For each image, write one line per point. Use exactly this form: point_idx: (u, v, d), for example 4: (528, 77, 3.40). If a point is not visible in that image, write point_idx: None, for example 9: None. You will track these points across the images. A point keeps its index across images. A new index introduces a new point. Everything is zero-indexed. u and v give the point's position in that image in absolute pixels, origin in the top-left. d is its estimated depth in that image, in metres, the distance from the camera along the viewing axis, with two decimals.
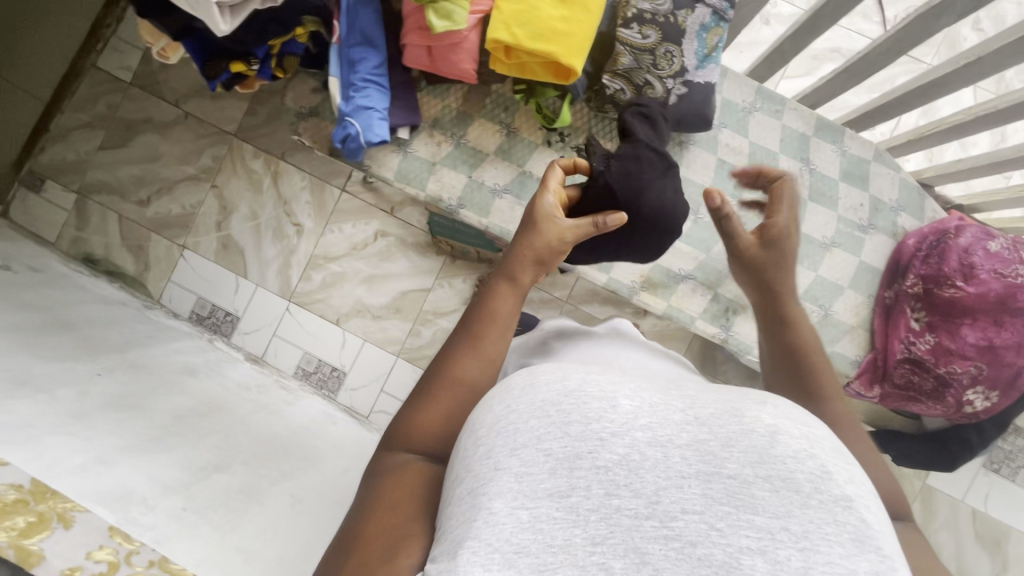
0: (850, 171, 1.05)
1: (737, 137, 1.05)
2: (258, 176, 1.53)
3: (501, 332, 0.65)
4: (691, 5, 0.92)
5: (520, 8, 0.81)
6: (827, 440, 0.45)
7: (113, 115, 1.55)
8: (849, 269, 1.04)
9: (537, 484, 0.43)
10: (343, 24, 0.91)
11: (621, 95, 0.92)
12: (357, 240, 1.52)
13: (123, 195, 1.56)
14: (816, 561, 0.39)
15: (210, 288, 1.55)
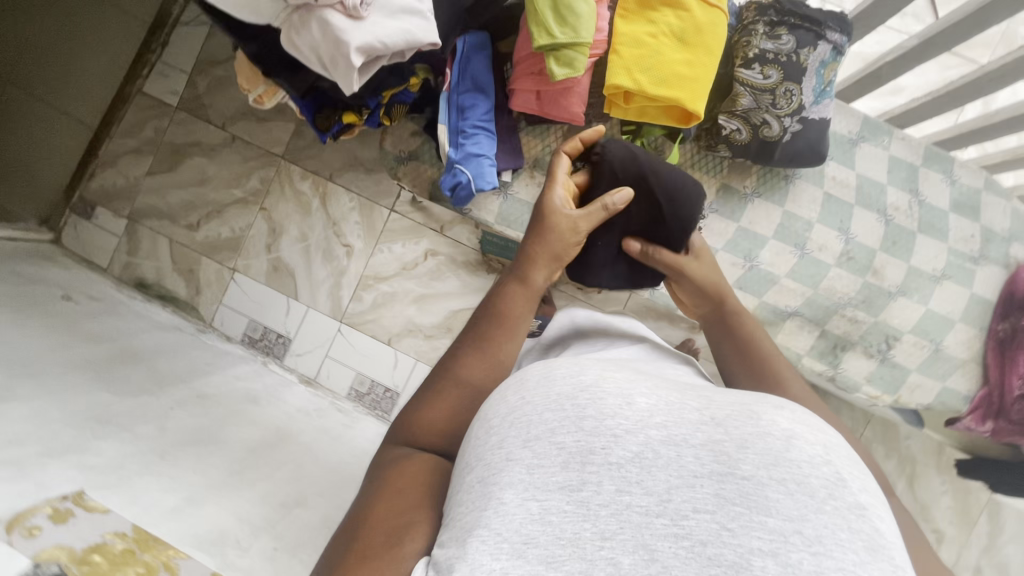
0: (961, 203, 0.99)
1: (843, 169, 0.98)
2: (306, 198, 1.53)
3: (511, 334, 0.66)
4: (813, 42, 0.85)
5: (642, 52, 0.79)
6: (841, 448, 0.44)
7: (160, 139, 1.56)
8: (961, 302, 0.99)
9: (548, 477, 0.43)
10: (456, 71, 0.88)
11: (736, 136, 0.89)
12: (406, 260, 1.52)
13: (172, 219, 1.57)
14: (829, 566, 0.38)
15: (262, 311, 1.55)
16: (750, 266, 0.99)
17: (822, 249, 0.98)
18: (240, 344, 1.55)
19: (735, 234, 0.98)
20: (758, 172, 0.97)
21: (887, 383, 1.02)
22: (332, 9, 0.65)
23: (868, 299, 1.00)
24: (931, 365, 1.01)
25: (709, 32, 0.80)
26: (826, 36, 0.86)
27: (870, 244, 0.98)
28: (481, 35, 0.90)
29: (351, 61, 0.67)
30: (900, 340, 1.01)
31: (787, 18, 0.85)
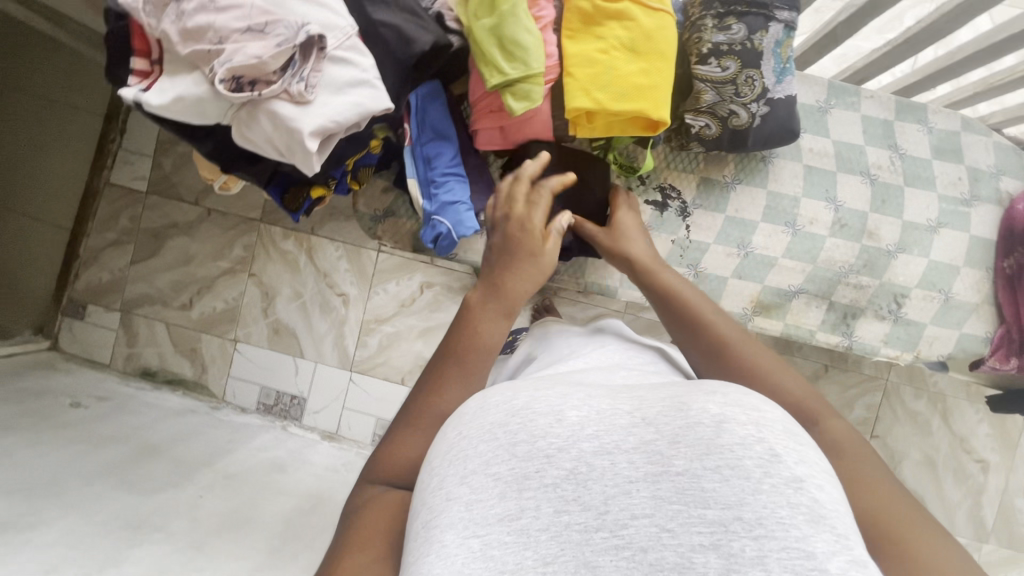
0: (942, 147, 0.98)
1: (819, 139, 0.97)
2: (293, 256, 1.52)
3: (485, 354, 0.61)
4: (765, 24, 0.82)
5: (596, 70, 0.76)
6: (778, 422, 0.40)
7: (137, 226, 1.55)
8: (962, 247, 0.98)
9: (488, 510, 0.39)
10: (415, 124, 0.87)
11: (706, 131, 0.87)
12: (404, 296, 1.51)
13: (165, 302, 1.56)
14: (772, 548, 0.34)
15: (270, 375, 1.54)
16: (745, 252, 0.97)
17: (815, 222, 0.96)
18: (256, 413, 1.54)
19: (725, 224, 0.97)
20: (736, 160, 0.96)
21: (907, 341, 1.00)
22: (279, 99, 0.65)
23: (871, 262, 0.97)
24: (946, 316, 0.99)
25: (660, 37, 0.77)
26: (776, 16, 0.82)
27: (860, 208, 0.96)
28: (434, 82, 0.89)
29: (307, 146, 0.66)
30: (911, 297, 0.98)
31: (736, 6, 0.81)
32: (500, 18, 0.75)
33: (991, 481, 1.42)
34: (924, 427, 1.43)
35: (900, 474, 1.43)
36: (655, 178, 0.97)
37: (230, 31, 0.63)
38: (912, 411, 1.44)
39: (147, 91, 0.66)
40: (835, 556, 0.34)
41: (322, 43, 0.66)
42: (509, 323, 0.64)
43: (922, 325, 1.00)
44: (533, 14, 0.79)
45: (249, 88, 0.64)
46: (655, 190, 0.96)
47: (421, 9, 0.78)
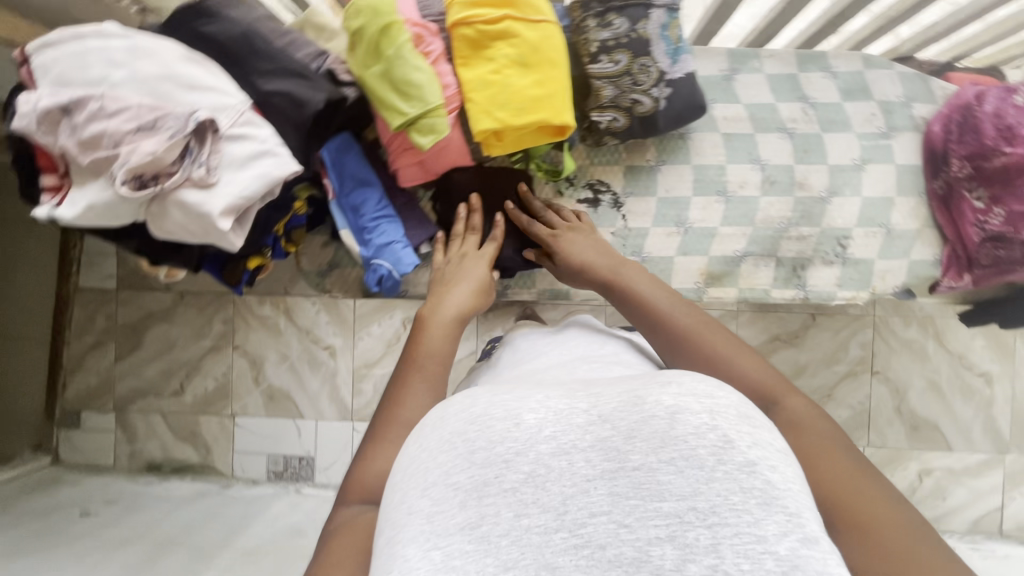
0: (850, 88, 0.99)
1: (731, 106, 0.98)
2: (272, 320, 1.53)
3: (443, 364, 0.65)
4: (645, 12, 0.82)
5: (492, 91, 0.78)
6: (731, 407, 0.42)
7: (114, 324, 1.55)
8: (890, 177, 0.97)
9: (449, 520, 0.39)
10: (334, 177, 0.88)
11: (615, 124, 0.87)
12: (388, 336, 1.52)
13: (157, 393, 1.56)
14: (726, 534, 0.36)
15: (275, 443, 1.54)
16: (685, 229, 0.97)
17: (746, 184, 0.96)
18: (268, 482, 1.53)
19: (659, 207, 0.97)
20: (655, 143, 0.96)
21: (860, 281, 0.99)
22: (184, 187, 0.68)
23: (808, 212, 0.97)
24: (890, 248, 0.98)
25: (547, 47, 0.78)
26: (655, 3, 0.82)
27: (784, 163, 0.96)
28: (344, 135, 0.89)
29: (220, 227, 0.69)
30: (852, 237, 0.98)
31: (613, 2, 0.81)
32: (387, 63, 0.77)
33: (998, 392, 1.42)
34: (921, 353, 1.44)
35: (908, 404, 1.44)
36: (583, 177, 0.97)
37: (122, 134, 0.65)
38: (905, 340, 1.44)
39: (59, 206, 0.67)
40: (785, 536, 0.36)
41: (214, 125, 0.69)
42: (456, 343, 0.70)
43: (871, 262, 0.99)
44: (421, 51, 0.79)
45: (153, 183, 0.67)
46: (586, 188, 0.96)
47: (311, 70, 0.78)
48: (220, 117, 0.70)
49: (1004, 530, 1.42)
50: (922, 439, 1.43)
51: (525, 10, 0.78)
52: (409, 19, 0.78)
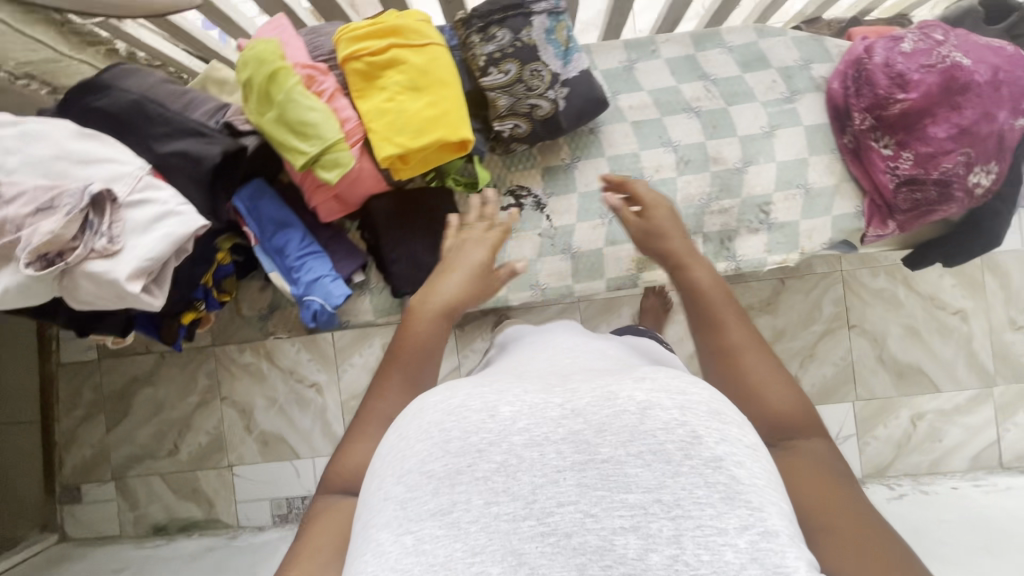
0: (747, 60, 1.00)
1: (635, 95, 0.99)
2: (255, 366, 1.55)
3: (428, 356, 0.62)
4: (526, 21, 0.84)
5: (390, 118, 0.80)
6: (701, 403, 0.40)
7: (101, 394, 1.57)
8: (800, 139, 0.97)
9: (421, 506, 0.39)
10: (253, 225, 0.90)
11: (518, 130, 0.88)
12: (371, 364, 1.53)
13: (153, 455, 1.57)
14: (688, 527, 0.36)
15: (276, 486, 1.54)
16: (609, 219, 0.98)
17: (661, 168, 0.97)
18: (274, 527, 1.53)
19: (580, 201, 0.98)
20: (567, 142, 0.98)
21: (787, 243, 0.98)
22: (89, 259, 0.70)
23: (726, 185, 0.97)
24: (810, 208, 0.97)
25: (436, 69, 0.81)
26: (534, 10, 0.85)
27: (695, 141, 0.97)
28: (257, 181, 0.91)
29: (131, 290, 0.71)
30: (772, 203, 0.97)
31: (492, 17, 0.84)
32: (279, 107, 0.78)
33: (975, 327, 1.43)
34: (892, 300, 1.44)
35: (889, 352, 1.44)
36: (502, 185, 0.98)
37: (23, 217, 0.67)
38: (876, 290, 1.45)
39: None
40: (745, 530, 0.36)
41: (111, 196, 0.72)
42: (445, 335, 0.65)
43: (795, 223, 0.98)
44: (314, 91, 0.82)
45: (58, 259, 0.69)
46: (507, 195, 0.97)
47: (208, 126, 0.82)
48: (118, 186, 0.73)
49: (1004, 462, 1.42)
50: (909, 384, 1.44)
51: (411, 36, 0.81)
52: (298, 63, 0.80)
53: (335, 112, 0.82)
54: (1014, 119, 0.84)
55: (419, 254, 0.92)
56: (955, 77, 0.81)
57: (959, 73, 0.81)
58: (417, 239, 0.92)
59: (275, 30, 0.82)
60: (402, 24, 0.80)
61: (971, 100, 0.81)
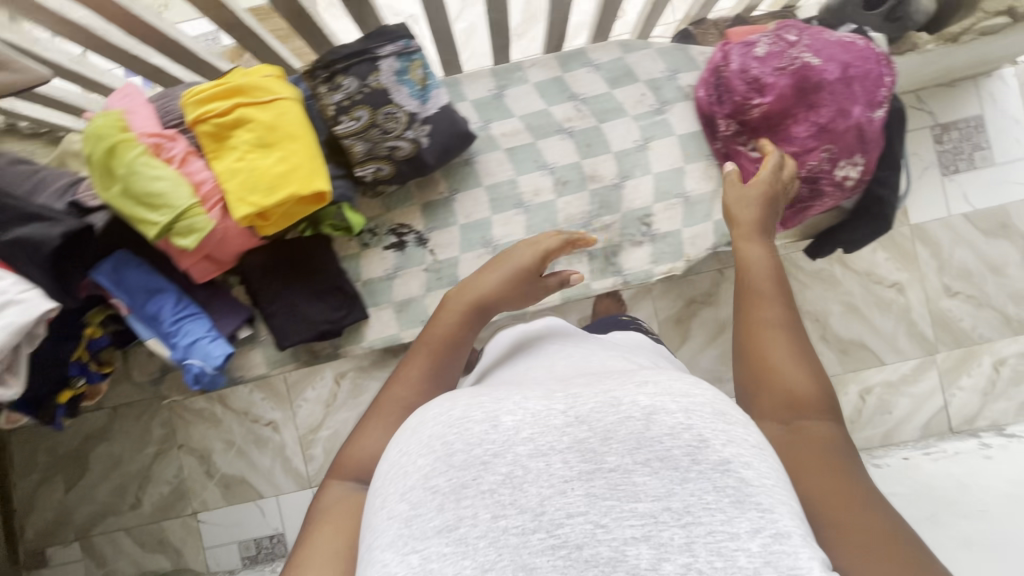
0: (615, 76, 1.01)
1: (507, 121, 1.00)
2: (209, 410, 1.54)
3: (452, 355, 0.71)
4: (374, 65, 0.87)
5: (241, 177, 0.81)
6: (704, 404, 0.43)
7: (57, 455, 1.55)
8: (675, 149, 1.00)
9: (426, 523, 0.40)
10: (122, 294, 0.90)
11: (382, 172, 0.90)
12: (326, 397, 1.52)
13: (116, 510, 1.55)
14: (699, 533, 0.37)
15: (242, 529, 1.53)
16: (493, 247, 0.99)
17: (539, 191, 1.00)
18: (244, 569, 1.52)
19: (461, 233, 0.99)
20: (444, 176, 1.00)
21: (672, 252, 1.00)
22: None
23: (606, 201, 1.00)
24: (690, 215, 1.00)
25: (283, 123, 0.82)
26: (381, 55, 0.87)
27: (570, 161, 1.00)
28: (121, 252, 0.91)
29: None
30: (653, 214, 1.00)
31: (337, 65, 0.87)
32: (123, 181, 0.78)
33: (913, 297, 1.45)
34: (830, 279, 1.45)
35: (832, 330, 1.46)
36: (384, 225, 1.00)
37: None
38: (813, 272, 1.45)
39: None
40: (757, 533, 0.37)
41: None
42: (471, 333, 0.74)
43: (678, 232, 1.00)
44: (162, 159, 0.82)
45: None
46: (388, 234, 0.99)
47: (53, 210, 0.80)
48: None
49: (955, 427, 1.44)
50: (854, 360, 1.46)
51: (256, 94, 0.82)
52: (143, 132, 0.81)
53: (188, 176, 0.82)
54: (872, 111, 0.85)
55: (298, 303, 0.95)
56: (806, 78, 0.85)
57: (811, 73, 0.85)
58: (294, 289, 0.94)
59: (124, 99, 0.83)
60: (245, 82, 0.81)
61: (827, 97, 0.85)
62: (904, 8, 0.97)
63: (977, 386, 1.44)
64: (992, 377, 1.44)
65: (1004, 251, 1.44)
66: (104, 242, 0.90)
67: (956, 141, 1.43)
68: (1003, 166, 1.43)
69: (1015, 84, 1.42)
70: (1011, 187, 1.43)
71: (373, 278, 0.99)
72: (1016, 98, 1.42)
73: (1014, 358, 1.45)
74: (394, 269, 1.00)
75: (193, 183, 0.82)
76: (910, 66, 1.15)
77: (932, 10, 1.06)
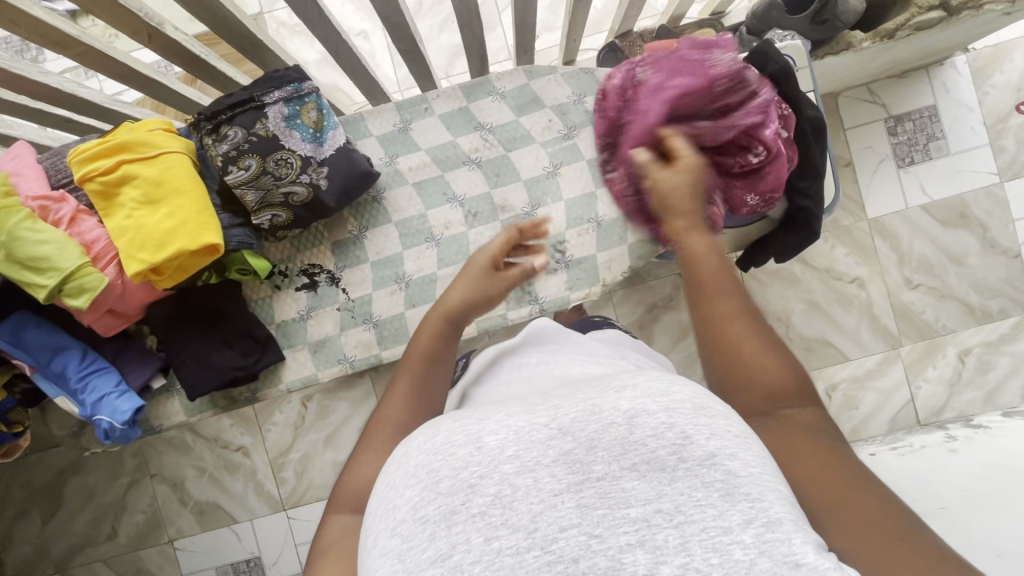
0: (521, 102, 1.02)
1: (414, 155, 1.02)
2: (179, 438, 1.55)
3: (436, 364, 0.71)
4: (261, 113, 0.88)
5: (129, 236, 0.81)
6: (686, 399, 0.43)
7: (32, 490, 1.56)
8: (586, 174, 1.01)
9: (420, 555, 0.39)
10: (22, 355, 0.89)
11: (279, 219, 0.92)
12: (294, 419, 1.52)
13: (93, 542, 1.56)
14: (693, 531, 0.37)
15: (219, 554, 1.54)
16: (405, 282, 1.00)
17: (449, 225, 1.01)
18: None
19: (374, 270, 1.00)
20: (352, 214, 1.01)
21: (586, 278, 1.01)
22: None
23: None
24: (604, 239, 1.00)
25: (170, 179, 0.82)
26: (267, 102, 0.88)
27: (479, 192, 1.01)
28: (20, 314, 0.91)
29: None
30: (567, 239, 1.01)
31: (221, 115, 0.87)
32: (6, 248, 0.78)
33: (874, 292, 1.44)
34: (791, 278, 1.44)
35: (794, 329, 1.44)
36: (295, 266, 1.01)
37: None
38: (773, 270, 1.44)
39: None
40: (750, 524, 0.37)
41: None
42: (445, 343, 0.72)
43: (593, 257, 1.01)
44: (52, 221, 0.83)
45: None
46: (299, 275, 1.01)
47: None
48: None
49: (922, 420, 1.42)
50: (818, 358, 1.44)
51: (140, 149, 0.82)
52: (28, 195, 0.82)
53: (79, 236, 0.83)
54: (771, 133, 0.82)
55: (207, 354, 0.95)
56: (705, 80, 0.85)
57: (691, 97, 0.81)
58: (199, 339, 0.94)
59: (11, 161, 0.84)
60: (129, 138, 0.82)
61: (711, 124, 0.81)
62: (829, 10, 0.99)
63: (943, 377, 1.43)
64: (958, 367, 1.43)
65: (964, 241, 1.43)
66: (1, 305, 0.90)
67: (911, 132, 1.42)
68: (959, 155, 1.41)
69: (969, 71, 1.41)
70: (969, 175, 1.41)
71: (288, 319, 1.01)
72: (970, 86, 1.41)
73: (980, 347, 1.43)
74: (307, 309, 1.01)
75: (84, 242, 0.83)
76: (849, 64, 1.13)
77: (864, 8, 1.04)
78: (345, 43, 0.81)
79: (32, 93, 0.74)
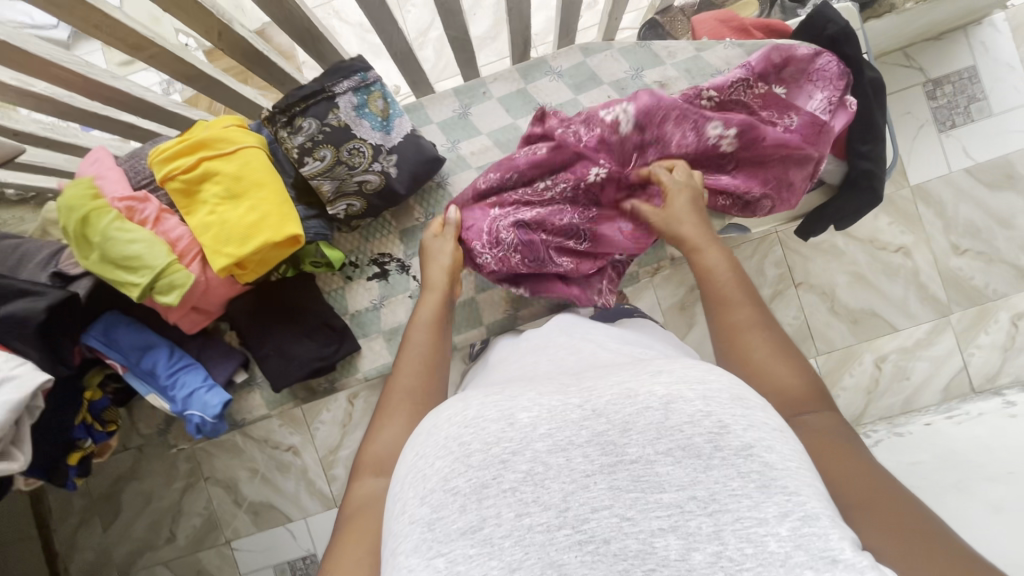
0: (579, 82, 1.02)
1: (475, 139, 1.03)
2: (229, 441, 1.57)
3: (441, 357, 0.76)
4: (332, 103, 0.90)
5: (214, 231, 0.83)
6: (722, 392, 0.44)
7: (91, 498, 1.60)
8: None
9: (450, 525, 0.40)
10: (116, 355, 0.93)
11: (354, 208, 0.92)
12: (342, 417, 1.54)
13: (153, 547, 1.60)
14: (727, 520, 0.38)
15: (276, 552, 1.57)
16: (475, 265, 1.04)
17: None
18: None
19: None
20: (418, 202, 1.02)
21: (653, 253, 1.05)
22: None
23: None
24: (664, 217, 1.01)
25: (247, 173, 0.84)
26: (337, 92, 0.90)
27: None
28: (111, 315, 0.95)
29: None
30: None
31: (294, 108, 0.89)
32: (100, 249, 0.81)
33: (920, 260, 1.42)
34: (833, 250, 1.42)
35: (840, 302, 1.42)
36: (365, 256, 1.02)
37: None
38: (815, 244, 1.42)
39: None
40: (786, 517, 0.38)
41: None
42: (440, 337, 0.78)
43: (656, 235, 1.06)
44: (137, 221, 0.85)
45: None
46: (370, 265, 1.02)
47: (38, 283, 0.82)
48: None
49: (977, 387, 1.40)
50: (867, 329, 1.42)
51: (219, 146, 0.84)
52: (114, 197, 0.83)
53: (165, 234, 0.85)
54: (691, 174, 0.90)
55: (289, 344, 0.98)
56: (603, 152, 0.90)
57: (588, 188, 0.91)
58: (281, 331, 0.98)
59: (93, 165, 0.86)
60: (207, 136, 0.84)
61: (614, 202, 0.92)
62: None
63: (996, 343, 1.40)
64: (1010, 333, 1.40)
65: (1010, 203, 1.40)
66: (88, 308, 0.93)
67: (951, 95, 1.39)
68: (1001, 116, 1.38)
69: (1007, 28, 1.38)
70: (1012, 135, 1.38)
71: (360, 309, 1.02)
72: (1009, 44, 1.38)
73: None
74: (379, 298, 1.02)
75: (170, 240, 0.85)
76: (891, 27, 1.12)
77: None
78: (398, 32, 0.82)
79: (98, 99, 0.75)
